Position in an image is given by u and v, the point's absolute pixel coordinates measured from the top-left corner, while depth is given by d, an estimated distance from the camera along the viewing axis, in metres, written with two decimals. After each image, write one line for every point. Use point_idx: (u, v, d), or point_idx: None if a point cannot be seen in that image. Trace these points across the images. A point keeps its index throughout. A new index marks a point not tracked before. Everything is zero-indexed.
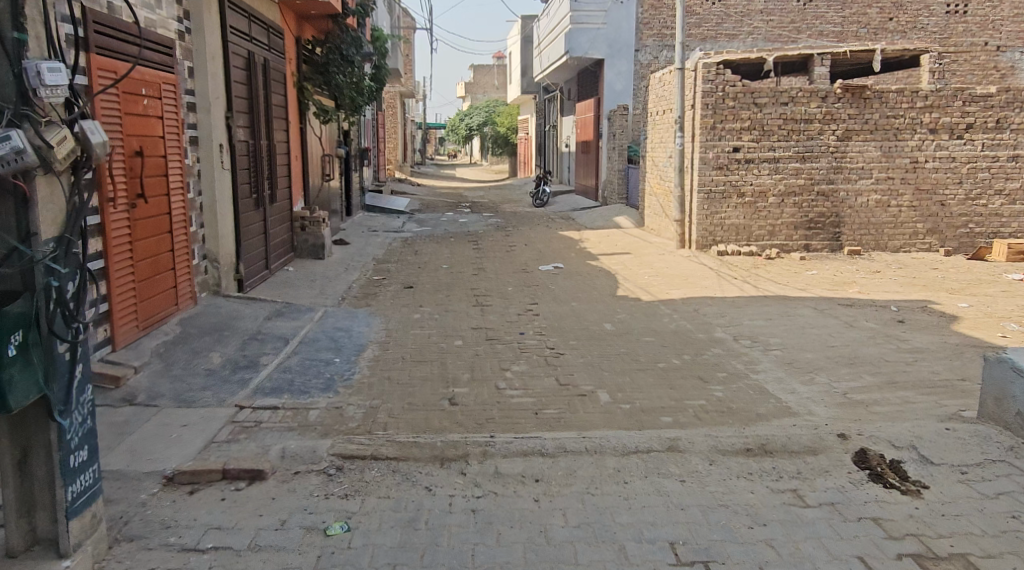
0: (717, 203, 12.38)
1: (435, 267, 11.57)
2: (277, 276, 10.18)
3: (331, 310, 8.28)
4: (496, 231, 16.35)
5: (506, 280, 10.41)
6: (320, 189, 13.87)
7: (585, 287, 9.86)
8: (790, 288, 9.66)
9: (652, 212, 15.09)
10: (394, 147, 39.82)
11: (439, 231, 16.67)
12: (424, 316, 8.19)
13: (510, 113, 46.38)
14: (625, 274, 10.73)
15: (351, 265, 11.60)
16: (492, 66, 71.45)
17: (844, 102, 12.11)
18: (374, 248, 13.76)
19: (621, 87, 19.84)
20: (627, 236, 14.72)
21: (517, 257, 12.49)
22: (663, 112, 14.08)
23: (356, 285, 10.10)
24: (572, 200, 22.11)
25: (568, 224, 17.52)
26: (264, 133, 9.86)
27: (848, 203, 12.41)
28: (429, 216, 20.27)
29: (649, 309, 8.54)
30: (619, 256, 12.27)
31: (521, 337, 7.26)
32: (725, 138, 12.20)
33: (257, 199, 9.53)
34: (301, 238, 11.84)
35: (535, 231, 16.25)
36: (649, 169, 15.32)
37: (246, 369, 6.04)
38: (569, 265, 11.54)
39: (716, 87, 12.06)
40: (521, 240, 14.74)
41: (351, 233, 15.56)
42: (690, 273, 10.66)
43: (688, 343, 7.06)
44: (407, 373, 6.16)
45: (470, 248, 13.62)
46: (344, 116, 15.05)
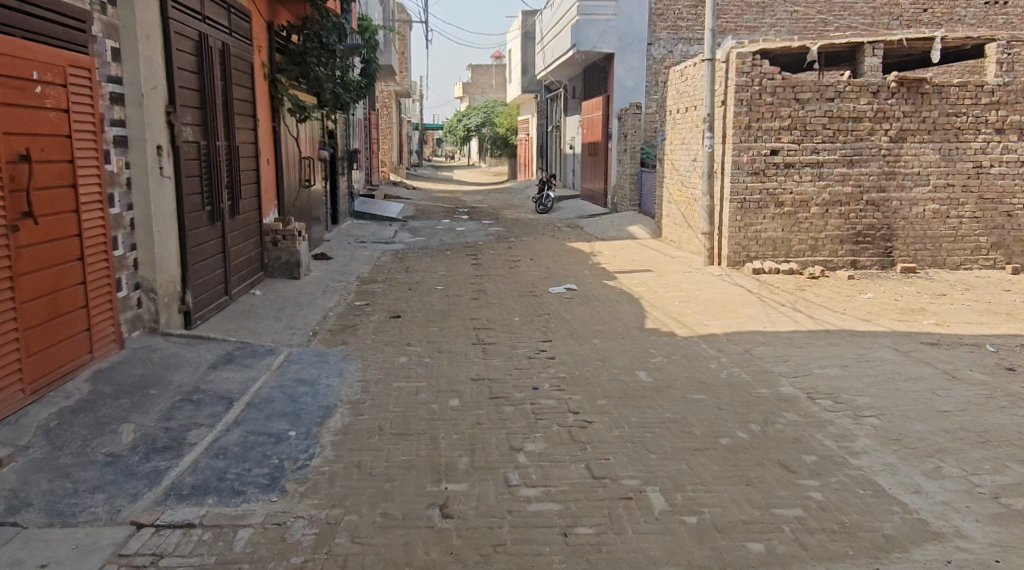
0: (752, 213, 10.76)
1: (428, 289, 9.99)
2: (240, 302, 8.59)
3: (298, 351, 6.70)
4: (498, 242, 14.78)
5: (512, 306, 8.84)
6: (299, 197, 12.27)
7: (606, 316, 8.28)
8: (851, 318, 8.07)
9: (672, 221, 13.53)
10: (389, 149, 38.19)
11: (434, 242, 15.10)
12: (413, 360, 6.62)
13: (510, 113, 44.87)
14: (651, 299, 9.17)
15: (331, 286, 10.00)
16: (491, 65, 69.84)
17: (898, 97, 10.52)
18: (359, 263, 12.16)
19: (632, 84, 18.27)
20: (644, 249, 13.12)
21: (523, 276, 10.91)
22: (687, 110, 12.50)
23: (333, 313, 8.51)
24: (578, 206, 20.55)
25: (576, 234, 15.95)
26: (222, 132, 8.27)
27: (901, 213, 10.82)
28: (424, 224, 18.69)
29: (689, 348, 6.97)
30: (639, 276, 10.70)
31: (535, 394, 5.66)
32: (762, 139, 10.59)
33: (212, 212, 7.93)
34: (272, 255, 10.24)
35: (541, 243, 14.65)
36: (668, 174, 13.71)
37: (165, 452, 4.45)
38: (584, 287, 9.97)
39: (752, 80, 10.44)
40: (526, 254, 13.16)
41: (336, 245, 13.94)
42: (727, 298, 9.09)
43: (749, 402, 5.49)
44: (384, 455, 4.59)
45: (468, 264, 12.04)
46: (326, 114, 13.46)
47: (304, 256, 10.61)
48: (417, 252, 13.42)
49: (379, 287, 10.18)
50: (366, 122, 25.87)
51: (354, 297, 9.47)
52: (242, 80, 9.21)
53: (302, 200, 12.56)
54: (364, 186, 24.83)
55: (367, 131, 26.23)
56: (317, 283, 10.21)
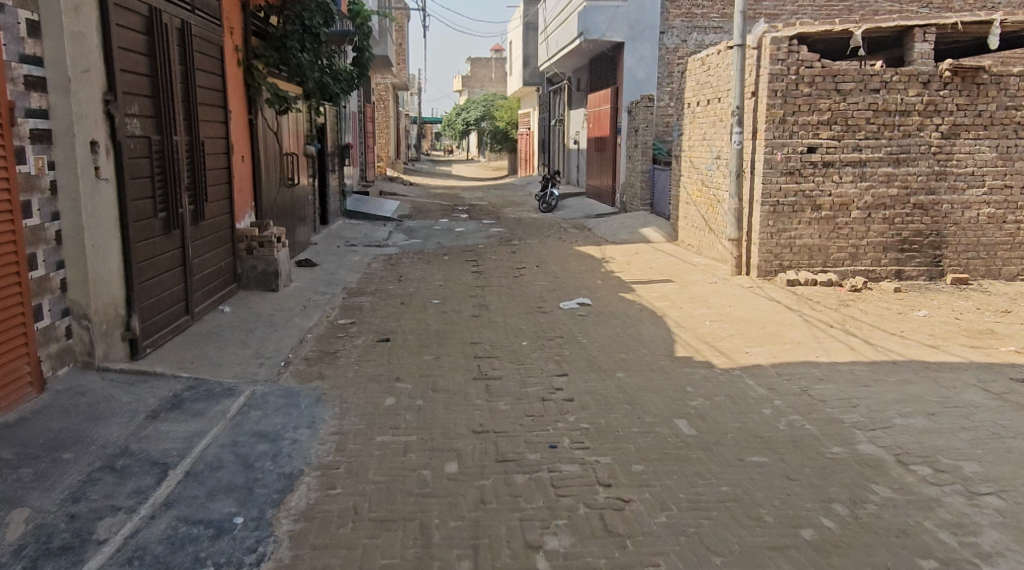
0: (785, 218, 9.58)
1: (423, 303, 8.86)
2: (203, 323, 7.44)
3: (264, 391, 5.58)
4: (501, 245, 13.63)
5: (519, 327, 7.70)
6: (281, 197, 11.12)
7: (629, 340, 7.15)
8: (914, 343, 6.94)
9: (689, 224, 12.39)
10: (385, 144, 36.97)
11: (431, 245, 13.95)
12: (402, 402, 5.49)
13: (510, 106, 43.68)
14: (677, 317, 8.04)
15: (312, 301, 8.86)
16: (489, 58, 68.52)
17: (952, 88, 9.31)
18: (348, 270, 11.00)
19: (644, 75, 17.02)
20: (660, 255, 11.97)
21: (529, 287, 9.77)
22: (710, 102, 11.33)
23: (312, 335, 7.37)
24: (584, 205, 19.42)
25: (584, 236, 14.78)
26: (180, 126, 7.12)
27: (953, 218, 9.60)
28: (420, 224, 17.56)
29: (733, 384, 5.83)
30: (659, 288, 9.56)
31: (553, 456, 4.53)
32: (798, 136, 9.40)
33: (167, 219, 6.78)
34: (247, 264, 9.11)
35: (547, 247, 13.49)
36: (686, 172, 12.54)
37: (61, 556, 3.37)
38: (599, 302, 8.84)
39: (788, 68, 9.24)
40: (531, 260, 12.02)
41: (322, 249, 12.77)
42: (765, 315, 7.95)
43: (823, 465, 4.37)
44: (360, 557, 3.47)
45: (466, 272, 10.89)
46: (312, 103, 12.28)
47: (283, 265, 9.47)
48: (412, 258, 12.27)
49: (367, 301, 9.04)
50: (359, 115, 24.68)
51: (338, 314, 8.34)
52: (207, 65, 8.05)
53: (286, 200, 11.41)
54: (357, 182, 23.64)
55: (360, 124, 25.04)
56: (297, 296, 9.06)
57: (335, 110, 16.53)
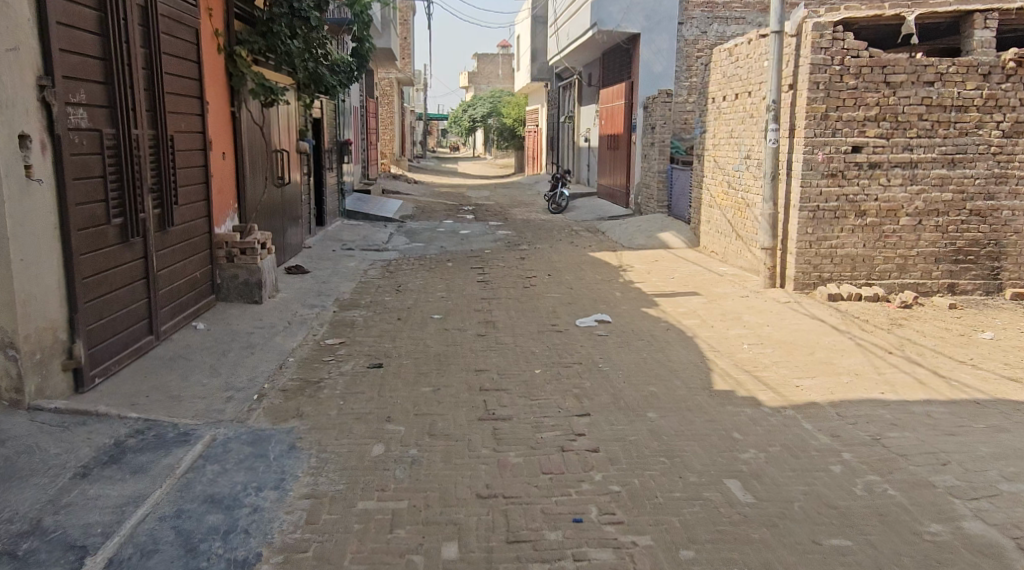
0: (826, 225, 8.61)
1: (422, 319, 7.94)
2: (169, 344, 6.53)
3: (227, 436, 4.67)
4: (509, 251, 12.70)
5: (531, 349, 6.78)
6: (270, 197, 10.20)
7: (657, 368, 6.22)
8: (990, 374, 5.97)
9: (714, 229, 11.43)
10: (389, 141, 36.01)
11: (434, 249, 13.02)
12: (392, 451, 4.57)
13: (518, 103, 42.73)
14: (709, 338, 7.10)
15: (299, 315, 7.94)
16: (497, 54, 67.50)
17: (1016, 81, 8.29)
18: (341, 278, 10.08)
19: (660, 69, 16.11)
20: (682, 264, 11.02)
21: (540, 300, 8.85)
22: (739, 95, 10.37)
23: (294, 358, 6.46)
24: (596, 206, 18.46)
25: (598, 240, 13.84)
26: (141, 118, 6.20)
27: (1013, 226, 8.59)
28: (423, 225, 16.65)
29: (787, 429, 4.90)
30: (685, 302, 8.63)
31: (578, 535, 3.60)
32: (842, 133, 8.43)
33: (123, 225, 5.87)
34: (227, 273, 8.20)
35: (558, 253, 12.55)
36: (711, 173, 11.59)
37: None
38: (619, 319, 7.91)
39: (831, 58, 8.27)
40: (541, 267, 11.08)
41: (316, 254, 11.86)
42: (809, 336, 7.01)
43: (920, 551, 3.45)
44: None
45: (472, 281, 9.97)
46: (305, 95, 11.34)
47: (268, 274, 8.56)
48: (412, 264, 11.35)
49: (361, 315, 8.13)
50: (360, 111, 23.73)
51: (327, 332, 7.42)
52: (177, 50, 7.13)
53: (275, 200, 10.51)
54: (358, 181, 22.70)
55: (362, 121, 24.09)
56: (283, 310, 8.15)
57: (333, 104, 15.61)
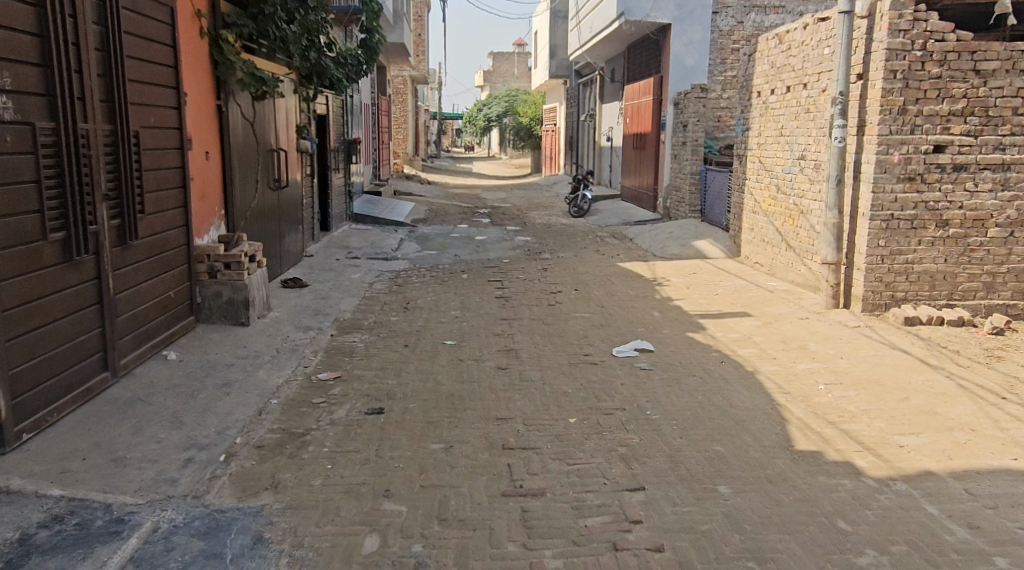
0: (900, 237, 7.44)
1: (435, 345, 6.85)
2: (130, 382, 5.45)
3: (175, 523, 3.59)
4: (529, 260, 11.61)
5: (563, 389, 5.66)
6: (267, 201, 9.13)
7: (719, 417, 5.09)
8: None
9: (760, 238, 10.30)
10: (402, 140, 34.99)
11: (448, 258, 11.95)
12: (390, 548, 3.47)
13: (535, 102, 41.61)
14: (775, 374, 5.96)
15: (290, 342, 6.85)
16: (513, 52, 66.41)
17: None
18: (343, 292, 8.99)
19: (692, 62, 14.97)
20: (724, 278, 9.86)
21: (568, 321, 7.74)
22: (793, 88, 9.23)
23: (278, 400, 5.37)
24: (621, 210, 17.40)
25: (626, 248, 12.71)
26: (93, 109, 5.14)
27: None
28: (437, 230, 15.60)
29: (903, 516, 3.77)
30: (736, 326, 7.48)
31: None
32: (921, 130, 7.28)
33: (67, 240, 4.80)
34: (209, 291, 7.10)
35: (585, 262, 11.43)
36: (757, 175, 10.45)
37: None
38: (663, 347, 6.78)
39: (912, 42, 7.12)
40: (567, 279, 9.96)
41: (318, 264, 10.76)
42: (896, 372, 5.86)
43: None
44: None
45: (490, 296, 8.87)
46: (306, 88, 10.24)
47: (257, 292, 7.46)
48: (423, 275, 10.25)
49: (363, 340, 7.03)
50: (371, 108, 22.68)
51: (323, 362, 6.34)
52: (145, 30, 6.07)
53: (273, 204, 9.42)
54: (368, 182, 21.63)
55: (373, 119, 23.02)
56: (272, 334, 7.06)
57: (340, 100, 14.58)
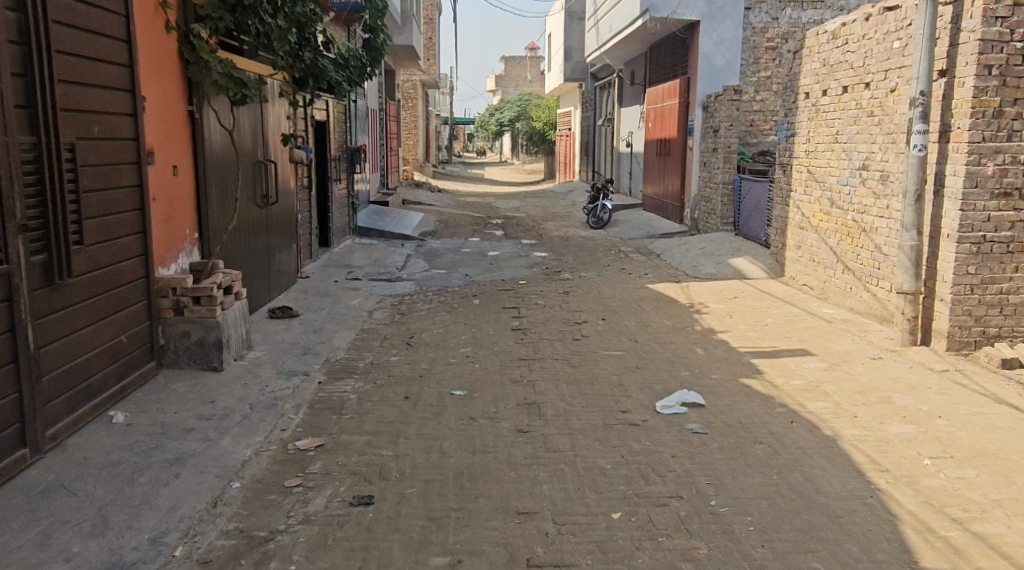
0: (994, 263, 6.29)
1: (442, 397, 5.73)
2: (57, 458, 4.35)
3: None
4: (548, 280, 10.49)
5: (599, 464, 4.53)
6: (255, 219, 8.05)
7: (806, 512, 3.94)
8: None
9: (810, 257, 9.15)
10: (411, 146, 33.94)
11: (459, 277, 10.85)
12: None
13: (549, 106, 40.55)
14: (861, 441, 4.81)
15: (269, 393, 5.74)
16: (525, 56, 65.43)
17: None
18: (338, 324, 7.88)
19: (723, 63, 13.88)
20: (771, 304, 8.70)
21: (597, 362, 6.60)
22: (852, 87, 8.10)
23: (241, 483, 4.26)
24: (644, 221, 16.31)
25: (654, 266, 11.57)
26: (5, 117, 4.09)
27: None
28: (446, 244, 14.51)
29: None
30: (798, 369, 6.33)
31: None
32: (1020, 135, 6.16)
33: None
34: (174, 330, 6.00)
35: (611, 284, 10.29)
36: (804, 187, 9.33)
37: None
38: (715, 398, 5.63)
39: (1009, 31, 6.02)
40: (591, 305, 8.83)
41: (313, 287, 9.66)
42: (1015, 439, 4.71)
43: None
44: None
45: (506, 329, 7.75)
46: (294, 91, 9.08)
47: (233, 330, 6.34)
48: (430, 301, 9.14)
49: (356, 390, 5.92)
50: (377, 113, 21.64)
51: (305, 421, 5.23)
52: (90, 20, 5.01)
53: (262, 222, 8.33)
54: (374, 191, 20.57)
55: (380, 124, 21.96)
56: (249, 381, 5.94)
57: (343, 106, 13.53)
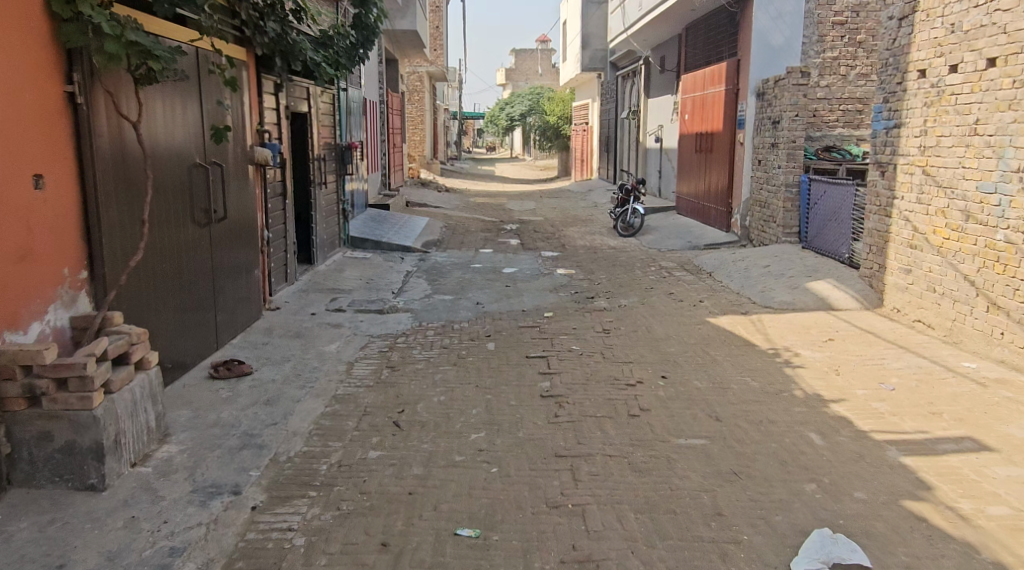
0: None
1: (442, 544, 3.64)
2: None
3: None
4: (581, 310, 8.36)
5: None
6: (193, 242, 5.93)
7: None
8: None
9: (934, 287, 7.08)
10: (417, 143, 31.87)
11: (469, 304, 8.74)
12: None
13: (563, 100, 38.39)
14: None
15: (169, 537, 3.64)
16: (536, 49, 63.25)
17: None
18: (304, 386, 5.74)
19: (781, 42, 11.99)
20: (883, 353, 6.53)
21: (673, 463, 4.48)
22: (1002, 60, 6.19)
23: None
24: (681, 228, 14.23)
25: (709, 289, 9.41)
26: None
27: None
28: (457, 258, 12.46)
29: None
30: (982, 481, 4.20)
31: None
32: None
33: None
34: (28, 432, 3.86)
35: (660, 316, 8.15)
36: (917, 192, 7.42)
37: None
38: (877, 548, 3.53)
39: None
40: (642, 353, 6.70)
41: (282, 323, 7.52)
42: None
43: None
44: None
45: (534, 395, 5.63)
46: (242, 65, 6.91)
47: (130, 422, 4.18)
48: (432, 344, 7.02)
49: (309, 525, 3.81)
50: (378, 106, 19.53)
51: None
52: None
53: (206, 247, 6.21)
54: (373, 193, 18.48)
55: (379, 119, 19.85)
56: (142, 508, 3.84)
57: (329, 96, 11.46)
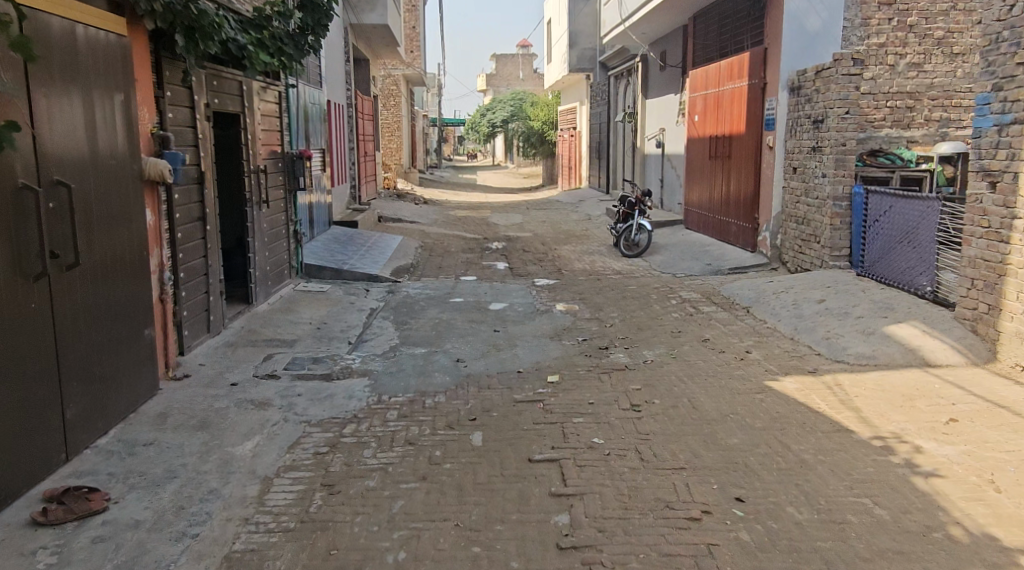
0: None
1: None
2: None
3: None
4: (596, 371, 6.32)
5: None
6: (13, 296, 3.95)
7: None
8: None
9: None
10: (394, 150, 29.74)
11: (448, 360, 6.67)
12: None
13: (547, 103, 36.43)
14: None
15: None
16: (516, 53, 61.30)
17: None
18: (185, 537, 3.67)
19: (819, 26, 10.05)
20: None
21: None
22: None
23: None
24: (695, 247, 12.25)
25: (752, 333, 7.41)
26: None
27: None
28: (434, 289, 10.38)
29: None
30: None
31: None
32: None
33: None
34: None
35: (701, 378, 6.12)
36: None
37: None
38: None
39: None
40: (696, 452, 4.66)
41: (184, 403, 5.42)
42: None
43: None
44: None
45: (546, 547, 3.59)
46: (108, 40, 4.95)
47: None
48: (393, 438, 4.94)
49: None
50: (345, 110, 17.46)
51: None
52: None
53: (45, 309, 4.21)
54: (340, 208, 16.36)
55: (347, 124, 17.73)
56: None
57: (272, 95, 9.41)
